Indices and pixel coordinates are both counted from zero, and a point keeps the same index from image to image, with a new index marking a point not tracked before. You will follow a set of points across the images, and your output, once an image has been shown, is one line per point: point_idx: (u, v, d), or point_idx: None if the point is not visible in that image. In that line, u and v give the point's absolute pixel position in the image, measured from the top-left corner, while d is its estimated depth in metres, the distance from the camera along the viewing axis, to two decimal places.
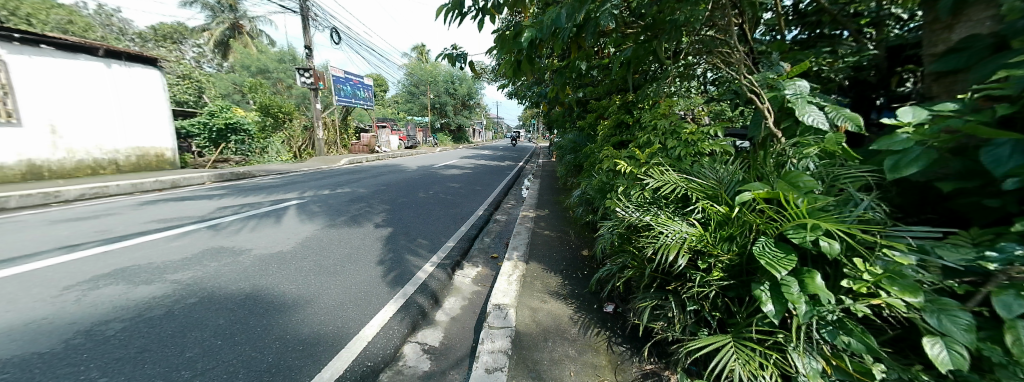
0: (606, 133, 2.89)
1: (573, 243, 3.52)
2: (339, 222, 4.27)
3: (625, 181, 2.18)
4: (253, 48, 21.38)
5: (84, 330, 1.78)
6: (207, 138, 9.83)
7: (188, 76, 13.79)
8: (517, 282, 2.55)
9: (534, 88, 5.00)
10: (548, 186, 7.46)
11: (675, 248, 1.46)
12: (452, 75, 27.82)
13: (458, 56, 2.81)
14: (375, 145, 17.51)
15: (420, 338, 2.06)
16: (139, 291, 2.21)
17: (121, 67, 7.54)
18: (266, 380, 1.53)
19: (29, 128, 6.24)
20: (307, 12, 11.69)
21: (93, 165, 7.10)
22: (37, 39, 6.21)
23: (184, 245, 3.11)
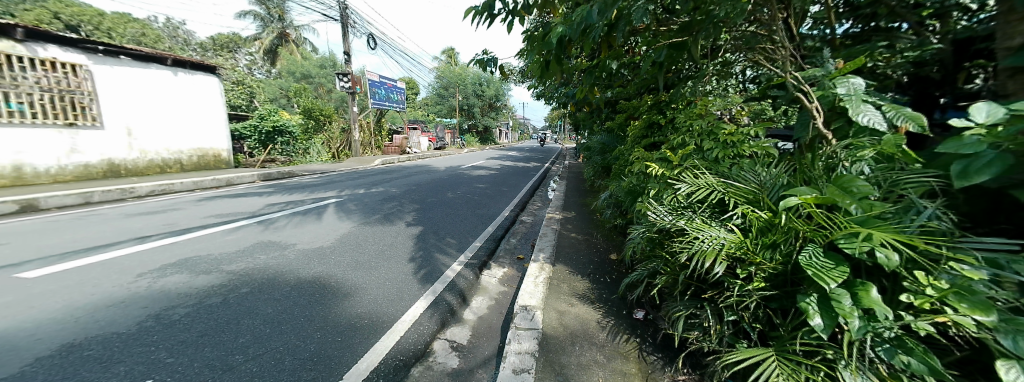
0: (637, 134, 2.82)
1: (601, 247, 3.46)
2: (372, 220, 4.46)
3: (657, 184, 2.11)
4: (297, 55, 22.84)
5: (154, 314, 1.98)
6: (256, 139, 10.62)
7: (240, 82, 14.96)
8: (543, 284, 2.54)
9: (562, 89, 4.96)
10: (575, 187, 7.37)
11: (713, 255, 1.40)
12: (480, 77, 28.22)
13: (488, 60, 2.85)
14: (406, 146, 18.10)
15: (449, 335, 2.10)
16: (200, 280, 2.43)
17: (185, 75, 8.33)
18: (310, 367, 1.63)
19: (110, 131, 7.01)
20: (347, 19, 12.33)
21: (162, 164, 7.88)
22: (116, 51, 7.00)
23: (236, 239, 3.38)
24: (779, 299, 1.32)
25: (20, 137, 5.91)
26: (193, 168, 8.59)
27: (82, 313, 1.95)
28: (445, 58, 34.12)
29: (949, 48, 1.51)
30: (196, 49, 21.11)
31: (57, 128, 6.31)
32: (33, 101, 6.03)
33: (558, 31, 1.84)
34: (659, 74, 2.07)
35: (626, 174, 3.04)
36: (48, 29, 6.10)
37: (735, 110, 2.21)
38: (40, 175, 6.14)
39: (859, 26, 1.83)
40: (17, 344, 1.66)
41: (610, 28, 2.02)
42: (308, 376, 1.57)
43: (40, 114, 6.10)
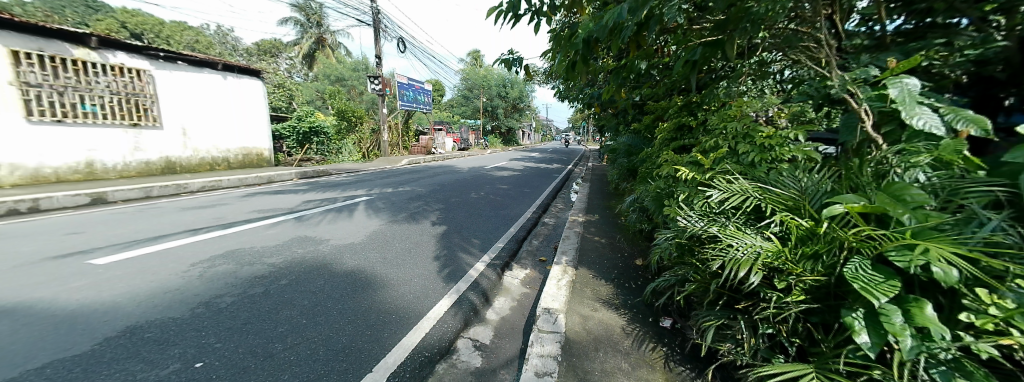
0: (665, 137, 2.73)
1: (626, 251, 3.38)
2: (399, 218, 4.60)
3: (687, 188, 2.05)
4: (332, 59, 23.94)
5: (205, 301, 2.14)
6: (294, 139, 11.24)
7: (280, 85, 15.86)
8: (566, 287, 2.53)
9: (587, 90, 4.89)
10: (599, 190, 7.27)
11: (749, 264, 1.33)
12: (505, 79, 28.41)
13: (513, 60, 2.88)
14: (432, 147, 18.50)
15: (472, 334, 2.13)
16: (245, 271, 2.60)
17: (234, 79, 8.94)
18: (342, 358, 1.70)
19: (168, 131, 7.64)
20: (379, 24, 12.79)
21: (212, 162, 8.50)
22: (174, 56, 7.61)
23: (276, 233, 3.58)
24: (821, 313, 1.25)
25: (92, 136, 6.50)
26: (239, 165, 9.20)
27: (144, 298, 2.13)
28: (471, 60, 34.52)
29: (1013, 45, 1.26)
30: (242, 54, 22.55)
31: (124, 128, 6.93)
32: (103, 103, 6.62)
33: (585, 30, 1.83)
34: (691, 75, 2.00)
35: (653, 177, 2.96)
36: (117, 37, 6.70)
37: (772, 112, 2.10)
38: (108, 171, 6.73)
39: (913, 22, 1.62)
40: (90, 324, 1.84)
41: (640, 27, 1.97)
42: (341, 368, 1.64)
43: (108, 115, 6.70)
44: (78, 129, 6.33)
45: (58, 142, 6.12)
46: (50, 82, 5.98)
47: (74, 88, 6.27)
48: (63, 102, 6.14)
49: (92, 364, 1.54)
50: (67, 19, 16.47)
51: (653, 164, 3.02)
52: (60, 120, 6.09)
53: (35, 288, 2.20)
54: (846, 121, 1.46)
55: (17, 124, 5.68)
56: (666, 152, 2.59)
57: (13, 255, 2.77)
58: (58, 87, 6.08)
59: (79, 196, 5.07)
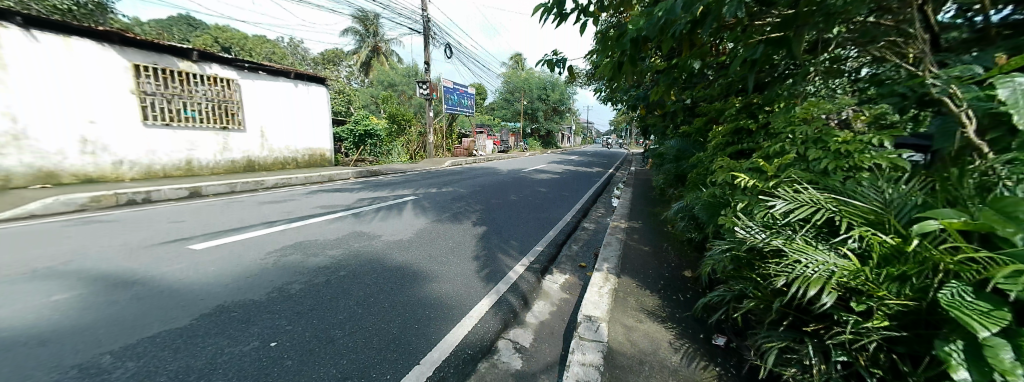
0: (720, 141, 2.55)
1: (672, 262, 3.21)
2: (443, 217, 4.77)
3: (746, 197, 1.91)
4: (386, 65, 25.51)
5: (278, 287, 2.38)
6: (351, 141, 12.15)
7: (339, 91, 17.21)
8: (608, 295, 2.46)
9: (633, 93, 4.74)
10: (643, 196, 7.00)
11: (820, 283, 1.20)
12: (547, 81, 28.44)
13: (558, 60, 2.87)
14: (473, 149, 19.00)
15: (513, 336, 2.15)
16: (310, 261, 2.86)
17: (303, 86, 9.84)
18: (392, 349, 1.80)
19: (249, 133, 8.62)
20: (429, 32, 13.42)
21: (283, 161, 9.45)
22: (256, 67, 8.58)
23: (335, 228, 3.89)
24: (908, 343, 1.11)
25: (191, 138, 7.50)
26: (306, 165, 10.14)
27: (230, 281, 2.42)
28: (513, 63, 34.90)
29: None
30: (308, 63, 24.84)
31: (215, 131, 7.93)
32: (200, 109, 7.61)
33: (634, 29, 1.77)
34: (751, 77, 1.87)
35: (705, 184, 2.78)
36: (213, 51, 7.64)
37: (848, 114, 1.89)
38: (202, 167, 7.72)
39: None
40: (191, 301, 2.13)
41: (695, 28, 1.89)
42: (392, 358, 1.73)
43: (203, 119, 7.69)
44: (181, 131, 7.33)
45: (167, 143, 7.13)
46: (162, 91, 6.98)
47: (179, 96, 7.28)
48: (171, 109, 7.18)
49: (190, 336, 1.78)
50: (174, 37, 19.27)
51: (705, 170, 2.83)
52: (169, 123, 7.10)
53: (149, 268, 2.58)
54: (940, 125, 1.28)
55: (137, 127, 6.70)
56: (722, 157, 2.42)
57: (131, 238, 3.27)
58: (168, 96, 7.09)
59: (180, 190, 5.89)
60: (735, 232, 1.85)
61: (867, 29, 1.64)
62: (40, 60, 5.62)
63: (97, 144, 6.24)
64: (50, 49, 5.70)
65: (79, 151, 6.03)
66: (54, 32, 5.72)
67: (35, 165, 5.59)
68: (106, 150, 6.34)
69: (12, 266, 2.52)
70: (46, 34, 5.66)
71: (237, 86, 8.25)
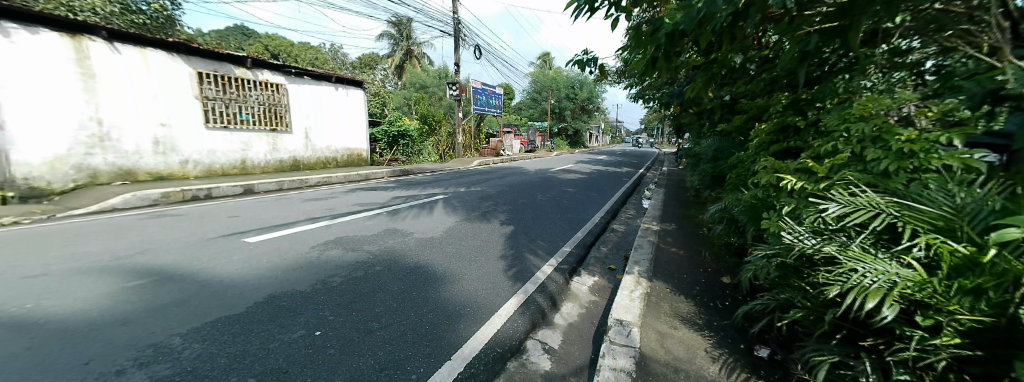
0: (764, 140, 2.40)
1: (708, 267, 3.06)
2: (472, 216, 4.85)
3: (795, 200, 1.78)
4: (418, 67, 26.26)
5: (321, 279, 2.53)
6: (385, 141, 12.64)
7: (374, 93, 17.93)
8: (640, 299, 2.40)
9: (666, 90, 4.56)
10: (677, 197, 6.74)
11: (881, 295, 1.10)
12: (575, 80, 28.10)
13: (588, 60, 2.82)
14: (501, 149, 19.15)
15: (541, 336, 2.15)
16: (348, 256, 3.00)
17: (343, 89, 10.35)
18: (425, 343, 1.86)
19: (295, 135, 9.20)
20: (459, 34, 13.66)
21: (324, 160, 10.01)
22: (302, 72, 9.11)
23: (371, 224, 4.07)
24: (983, 363, 0.99)
25: (245, 140, 8.12)
26: (344, 164, 10.67)
27: (277, 273, 2.60)
28: (542, 63, 34.74)
29: None
30: (346, 67, 26.10)
31: (265, 133, 8.53)
32: (253, 112, 8.22)
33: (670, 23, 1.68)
34: (801, 71, 1.65)
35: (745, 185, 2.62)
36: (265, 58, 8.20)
37: (912, 110, 1.70)
38: (255, 166, 8.34)
39: None
40: (245, 290, 2.31)
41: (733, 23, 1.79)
42: (425, 352, 1.79)
43: (256, 121, 8.29)
44: (236, 133, 7.96)
45: (224, 143, 7.75)
46: (221, 96, 7.60)
47: (234, 101, 7.90)
48: (228, 112, 7.80)
49: (246, 322, 1.93)
50: (229, 45, 20.95)
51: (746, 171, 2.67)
52: (226, 126, 7.72)
53: (208, 259, 2.83)
54: (1020, 122, 1.04)
55: (199, 130, 7.33)
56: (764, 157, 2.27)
57: (193, 232, 3.59)
58: (225, 100, 7.71)
59: (235, 187, 6.41)
60: (780, 237, 1.73)
61: (935, 17, 1.41)
62: (120, 69, 6.22)
63: (168, 144, 6.88)
64: (129, 60, 6.31)
65: (152, 151, 6.66)
66: (133, 44, 6.36)
67: (117, 163, 6.21)
68: (174, 150, 6.98)
69: (97, 255, 2.84)
70: (126, 46, 6.28)
71: (285, 90, 8.82)
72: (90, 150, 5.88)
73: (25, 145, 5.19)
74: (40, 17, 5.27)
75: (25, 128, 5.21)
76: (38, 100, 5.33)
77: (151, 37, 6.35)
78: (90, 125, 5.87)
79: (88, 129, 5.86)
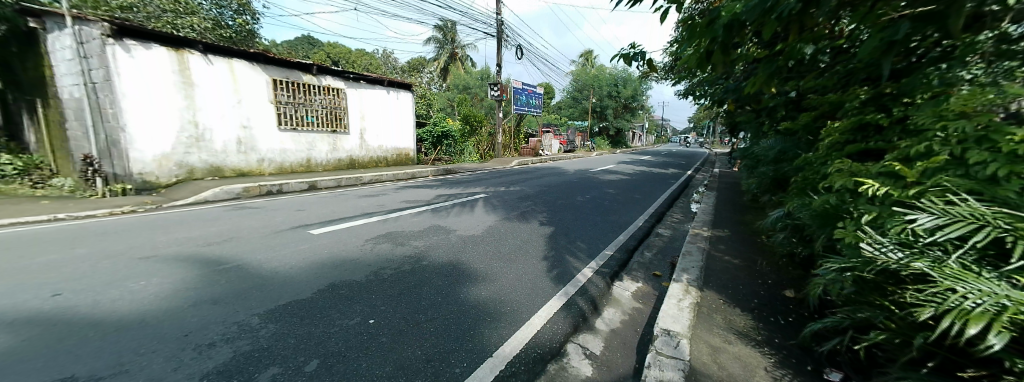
0: (837, 140, 2.13)
1: (768, 279, 2.80)
2: (512, 216, 4.89)
3: (877, 208, 1.56)
4: (461, 69, 26.95)
5: (376, 270, 2.70)
6: (430, 141, 13.15)
7: (420, 95, 18.75)
8: (689, 309, 2.27)
9: (721, 85, 4.22)
10: (731, 201, 6.27)
11: (985, 320, 0.95)
12: (618, 78, 27.21)
13: (634, 54, 2.69)
14: (539, 149, 19.08)
15: (581, 341, 2.11)
16: (397, 250, 3.17)
17: (393, 92, 10.92)
18: (468, 339, 1.91)
19: (352, 136, 9.88)
20: (501, 35, 13.82)
21: (376, 159, 10.66)
22: (358, 77, 9.73)
23: (418, 221, 4.26)
24: None
25: (309, 140, 8.87)
26: (393, 163, 11.28)
27: (335, 263, 2.82)
28: (583, 60, 34.02)
29: None
30: (396, 71, 27.57)
31: (327, 134, 9.26)
32: (317, 114, 8.96)
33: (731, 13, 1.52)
34: (886, 64, 1.39)
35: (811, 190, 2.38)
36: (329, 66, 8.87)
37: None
38: (318, 164, 9.11)
39: None
40: (310, 278, 2.53)
41: (802, 15, 1.64)
42: (468, 347, 1.83)
43: (319, 123, 9.03)
44: (303, 134, 8.72)
45: (293, 144, 8.53)
46: (291, 101, 8.38)
47: (302, 105, 8.66)
48: (297, 115, 8.58)
49: (313, 306, 2.12)
50: (295, 54, 23.08)
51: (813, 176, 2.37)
52: (294, 128, 8.49)
53: (278, 248, 3.14)
54: None
55: (274, 131, 8.15)
56: (838, 159, 2.04)
57: (263, 223, 4.00)
58: (294, 105, 8.48)
59: (301, 183, 7.03)
60: (856, 248, 1.55)
61: None
62: (213, 78, 7.08)
63: (249, 145, 7.73)
64: (219, 70, 7.16)
65: (236, 151, 7.52)
66: (223, 55, 7.20)
67: (209, 161, 7.10)
68: (254, 150, 7.82)
69: (189, 242, 3.27)
70: (218, 58, 7.13)
71: (344, 94, 9.50)
72: (188, 149, 6.78)
73: (142, 144, 6.13)
74: (153, 35, 6.17)
75: (141, 130, 6.13)
76: (151, 106, 6.26)
77: (236, 49, 7.15)
78: (189, 128, 6.78)
79: (187, 131, 6.76)
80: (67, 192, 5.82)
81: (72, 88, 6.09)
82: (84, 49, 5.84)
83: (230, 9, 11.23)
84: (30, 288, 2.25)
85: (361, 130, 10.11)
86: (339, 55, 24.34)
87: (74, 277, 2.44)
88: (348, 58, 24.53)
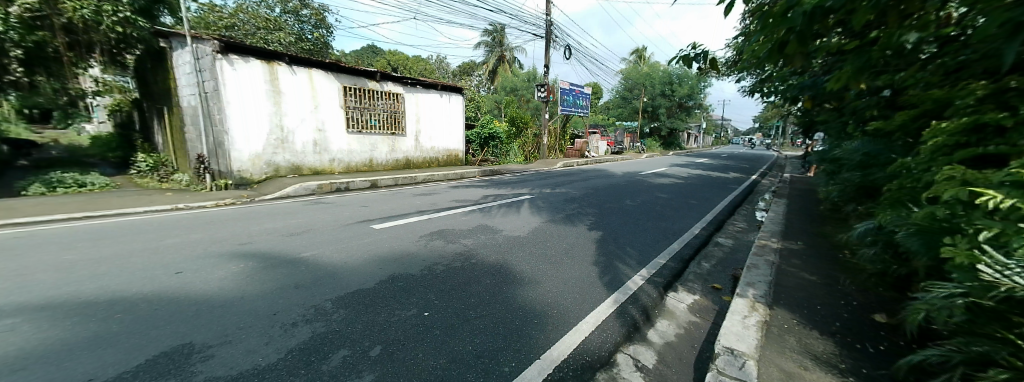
0: (941, 144, 1.73)
1: (853, 300, 2.45)
2: (558, 218, 4.83)
3: (1002, 223, 1.24)
4: (508, 72, 27.35)
5: (429, 266, 2.84)
6: (477, 143, 13.49)
7: (469, 98, 19.34)
8: (756, 328, 2.07)
9: (795, 81, 3.79)
10: (807, 210, 5.60)
11: None
12: (672, 75, 25.71)
13: (695, 56, 2.51)
14: (585, 150, 18.66)
15: (632, 352, 2.01)
16: (448, 248, 3.30)
17: (445, 96, 11.39)
18: (516, 339, 1.92)
19: (409, 137, 10.46)
20: (549, 35, 13.75)
21: (429, 160, 11.19)
22: (415, 82, 10.28)
23: (467, 220, 4.39)
24: None
25: (372, 142, 9.53)
26: (443, 164, 11.77)
27: (395, 257, 3.01)
28: (635, 58, 32.51)
29: None
30: (448, 75, 28.70)
31: (387, 136, 9.90)
32: (379, 118, 9.62)
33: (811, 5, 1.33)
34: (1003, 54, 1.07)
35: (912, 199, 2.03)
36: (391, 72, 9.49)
37: None
38: (378, 164, 9.77)
39: None
40: (372, 270, 2.73)
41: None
42: (516, 347, 1.85)
43: (380, 126, 9.67)
44: (367, 136, 9.41)
45: (358, 145, 9.22)
46: (358, 105, 9.08)
47: (366, 109, 9.34)
48: (362, 119, 9.27)
49: (373, 296, 2.29)
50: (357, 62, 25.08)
51: (912, 185, 2.01)
52: (359, 130, 9.20)
53: (343, 241, 3.43)
54: None
55: (342, 134, 8.89)
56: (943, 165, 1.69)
57: (330, 218, 4.40)
58: (360, 109, 9.17)
59: (363, 182, 7.57)
60: (971, 270, 1.30)
61: None
62: (296, 87, 7.91)
63: (322, 146, 8.53)
64: (301, 79, 7.97)
65: (312, 151, 8.33)
66: (304, 66, 8.01)
67: (289, 160, 7.95)
68: (326, 151, 8.60)
69: (270, 233, 3.69)
70: (300, 68, 7.94)
71: (402, 98, 10.09)
72: (275, 150, 7.67)
73: (239, 145, 7.09)
74: (251, 50, 7.10)
75: (238, 132, 7.08)
76: (247, 112, 7.19)
77: (316, 60, 7.92)
78: (275, 131, 7.66)
79: (274, 133, 7.65)
80: (184, 186, 6.92)
81: (189, 97, 7.22)
82: (199, 63, 6.88)
83: (310, 24, 12.48)
84: (156, 267, 2.70)
85: (416, 132, 10.66)
86: (397, 62, 25.98)
87: (189, 258, 2.90)
88: (405, 64, 26.10)
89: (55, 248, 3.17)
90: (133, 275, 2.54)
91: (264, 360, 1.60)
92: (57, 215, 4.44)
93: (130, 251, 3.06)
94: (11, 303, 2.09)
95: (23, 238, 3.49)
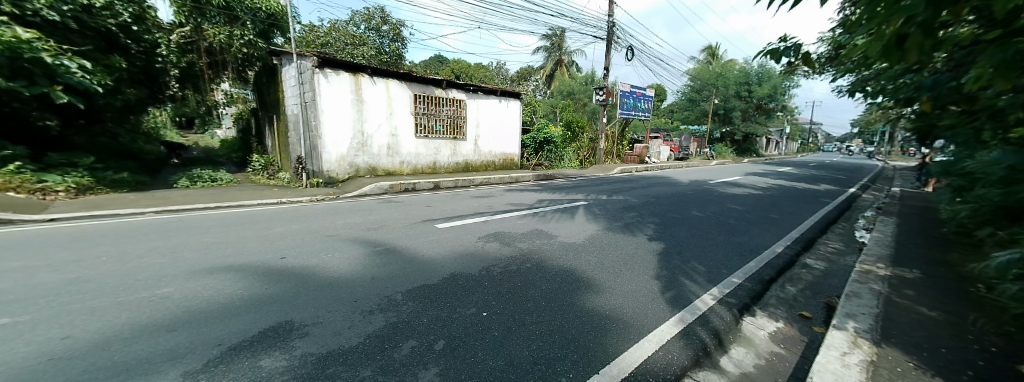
0: None
1: (994, 346, 1.97)
2: (615, 227, 4.65)
3: None
4: (566, 75, 27.30)
5: (488, 267, 2.91)
6: (532, 147, 13.55)
7: (526, 103, 19.58)
8: (858, 368, 1.75)
9: (912, 80, 3.19)
10: (930, 232, 4.64)
11: None
12: (749, 73, 23.28)
13: (785, 49, 2.25)
14: (645, 156, 17.66)
15: (702, 378, 1.83)
16: (505, 250, 3.36)
17: (503, 102, 11.64)
18: (574, 349, 1.88)
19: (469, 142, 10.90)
20: (611, 37, 13.33)
21: (486, 163, 11.54)
22: (476, 89, 10.69)
23: (523, 224, 4.43)
24: None
25: (436, 146, 10.09)
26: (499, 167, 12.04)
27: (456, 256, 3.14)
28: (706, 56, 30.06)
29: None
30: (506, 81, 29.45)
31: (449, 140, 10.42)
32: (443, 123, 10.16)
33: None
34: None
35: None
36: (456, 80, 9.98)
37: None
38: (441, 167, 10.33)
39: None
40: (436, 267, 2.88)
41: None
42: (575, 358, 1.80)
43: (444, 131, 10.21)
44: (432, 141, 9.99)
45: (424, 149, 9.84)
46: (425, 112, 9.69)
47: (432, 115, 9.91)
48: (429, 124, 9.86)
49: (437, 291, 2.41)
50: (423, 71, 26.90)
51: None
52: (426, 135, 9.80)
53: (411, 237, 3.70)
54: None
55: (411, 138, 9.56)
56: None
57: (399, 216, 4.76)
58: (427, 115, 9.76)
59: (426, 182, 8.05)
60: None
61: None
62: (375, 95, 8.70)
63: (395, 149, 9.26)
64: (380, 89, 8.74)
65: (385, 154, 9.08)
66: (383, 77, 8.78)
67: (368, 161, 8.77)
68: (398, 154, 9.32)
69: (350, 226, 4.12)
70: (380, 79, 8.71)
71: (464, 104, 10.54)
72: (356, 152, 8.53)
73: (330, 148, 8.04)
74: (342, 64, 8.01)
75: (330, 136, 8.03)
76: (337, 118, 8.11)
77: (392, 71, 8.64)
78: (357, 136, 8.51)
79: (356, 138, 8.51)
80: (286, 182, 8.03)
81: (292, 106, 8.36)
82: (301, 77, 7.94)
83: (388, 38, 13.68)
84: (265, 251, 3.16)
85: (476, 137, 11.05)
86: (459, 69, 27.40)
87: (289, 245, 3.34)
88: (467, 71, 27.35)
89: (195, 231, 3.89)
90: (249, 257, 3.01)
91: (347, 342, 1.78)
92: (196, 205, 5.45)
93: (248, 236, 3.65)
94: (169, 274, 2.60)
95: (175, 222, 4.35)
